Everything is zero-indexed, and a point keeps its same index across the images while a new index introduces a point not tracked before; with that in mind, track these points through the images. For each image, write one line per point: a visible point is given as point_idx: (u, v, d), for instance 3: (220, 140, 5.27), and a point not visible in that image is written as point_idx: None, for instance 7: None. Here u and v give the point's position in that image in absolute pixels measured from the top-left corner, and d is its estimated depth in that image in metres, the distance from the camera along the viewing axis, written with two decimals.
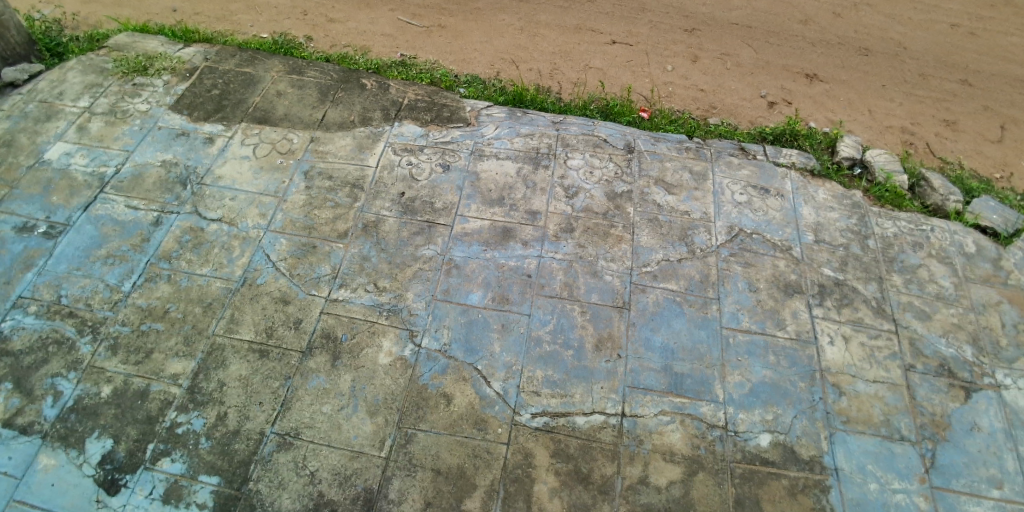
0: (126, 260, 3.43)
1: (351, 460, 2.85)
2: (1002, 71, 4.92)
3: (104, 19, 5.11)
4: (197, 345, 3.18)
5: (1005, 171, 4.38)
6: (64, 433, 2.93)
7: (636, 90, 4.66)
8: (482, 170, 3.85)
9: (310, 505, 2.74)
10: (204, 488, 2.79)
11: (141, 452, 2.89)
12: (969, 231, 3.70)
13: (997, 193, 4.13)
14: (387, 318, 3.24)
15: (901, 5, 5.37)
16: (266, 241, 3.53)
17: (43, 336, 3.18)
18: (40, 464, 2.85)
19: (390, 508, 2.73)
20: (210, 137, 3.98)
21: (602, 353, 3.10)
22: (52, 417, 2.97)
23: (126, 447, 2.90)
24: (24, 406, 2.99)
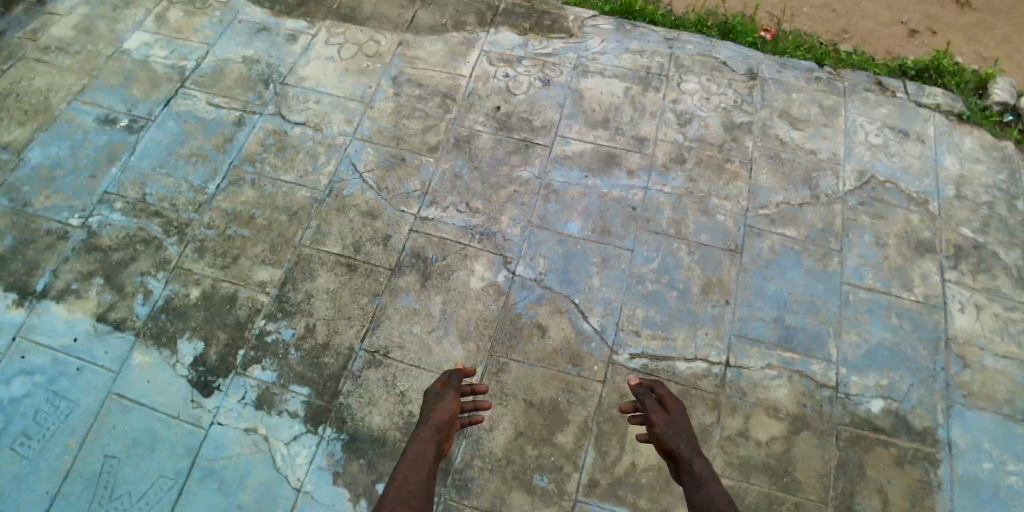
0: (210, 161, 3.33)
1: None
2: None
3: None
4: (284, 254, 3.11)
5: None
6: (156, 333, 2.96)
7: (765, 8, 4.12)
8: (585, 87, 3.55)
9: (402, 422, 2.75)
10: (295, 398, 2.82)
11: (232, 358, 2.91)
12: None
13: None
14: (479, 241, 3.11)
15: None
16: (352, 150, 3.35)
17: (131, 234, 3.17)
18: (135, 360, 2.90)
19: (481, 435, 2.71)
20: (293, 34, 3.72)
21: (709, 297, 2.98)
22: (144, 315, 2.99)
23: (216, 352, 2.92)
24: (116, 302, 3.02)
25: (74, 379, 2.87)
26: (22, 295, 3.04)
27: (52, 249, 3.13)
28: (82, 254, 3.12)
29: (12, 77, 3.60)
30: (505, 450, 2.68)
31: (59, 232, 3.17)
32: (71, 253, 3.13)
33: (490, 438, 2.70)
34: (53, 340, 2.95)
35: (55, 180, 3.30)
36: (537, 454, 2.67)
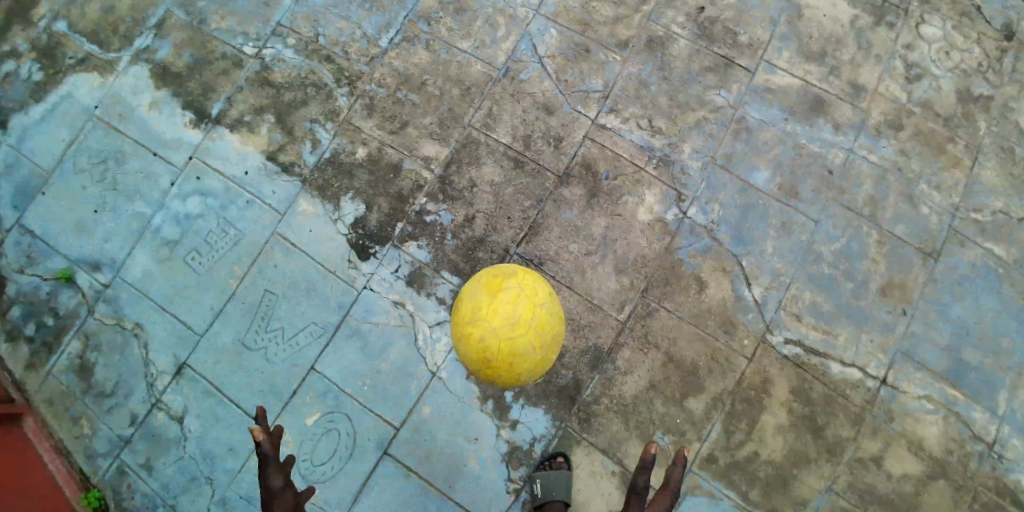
0: (385, 10, 3.18)
1: (587, 311, 2.81)
2: None
3: None
4: (451, 132, 3.04)
5: None
6: (322, 185, 3.02)
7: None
8: (806, 2, 3.04)
9: None
10: (445, 285, 2.89)
11: (390, 229, 2.95)
12: None
13: None
14: (655, 167, 2.94)
15: None
16: (535, 27, 3.11)
17: (303, 75, 3.14)
18: (301, 208, 3.00)
19: (615, 374, 2.75)
20: None
21: (885, 299, 2.78)
22: (312, 163, 3.05)
23: (376, 219, 2.96)
24: (286, 144, 3.08)
25: (243, 211, 3.02)
26: (200, 117, 3.14)
27: (229, 76, 3.16)
28: (255, 86, 3.14)
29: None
30: (634, 397, 2.73)
31: (234, 59, 3.18)
32: (245, 83, 3.15)
33: (624, 379, 2.74)
34: (225, 169, 3.07)
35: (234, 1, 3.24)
36: (664, 411, 2.71)
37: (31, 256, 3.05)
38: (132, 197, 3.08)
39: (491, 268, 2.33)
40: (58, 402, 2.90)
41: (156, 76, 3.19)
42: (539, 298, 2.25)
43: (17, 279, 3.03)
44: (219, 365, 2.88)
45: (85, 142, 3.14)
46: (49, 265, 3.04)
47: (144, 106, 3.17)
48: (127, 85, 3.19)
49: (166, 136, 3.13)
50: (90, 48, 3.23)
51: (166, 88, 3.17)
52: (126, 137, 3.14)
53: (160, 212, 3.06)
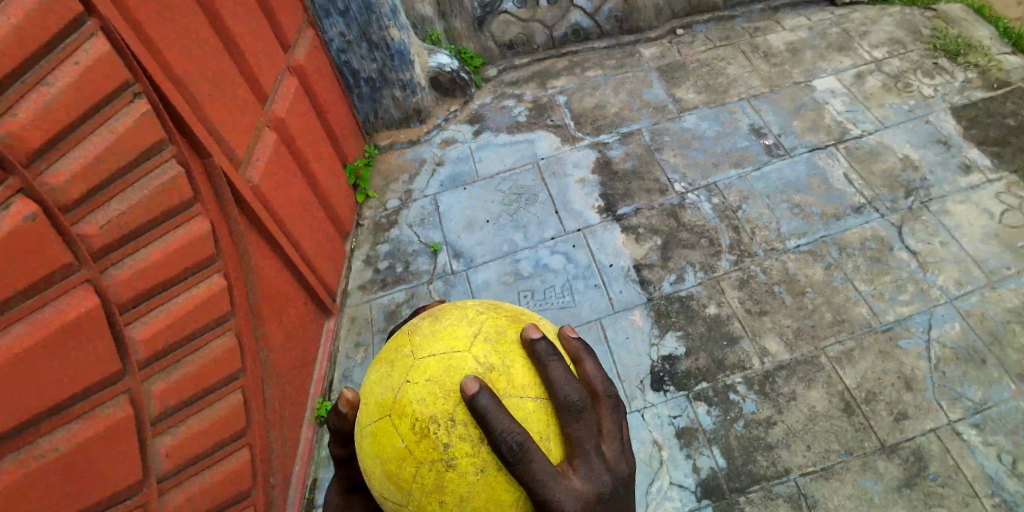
0: (809, 223, 3.63)
1: None
2: None
3: None
4: (802, 345, 3.25)
5: None
6: (660, 311, 3.47)
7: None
8: None
9: None
10: (708, 458, 2.99)
11: (693, 381, 3.21)
12: None
13: None
14: (996, 507, 2.71)
15: None
16: (940, 312, 3.21)
17: (706, 228, 3.74)
18: (631, 315, 3.48)
19: None
20: (969, 164, 3.65)
21: None
22: (665, 291, 3.55)
23: (687, 365, 3.27)
24: (655, 265, 3.65)
25: (588, 289, 3.62)
26: (607, 208, 3.94)
27: (650, 195, 3.94)
28: (662, 212, 3.85)
29: (717, 54, 4.54)
30: None
31: (661, 188, 3.96)
32: (658, 207, 3.88)
33: None
34: (598, 252, 3.75)
35: (691, 147, 4.10)
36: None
37: (423, 221, 4.17)
38: (518, 228, 3.97)
39: (438, 326, 1.75)
40: (356, 323, 3.80)
41: (597, 164, 4.17)
42: (443, 374, 1.63)
43: (403, 229, 4.17)
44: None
45: (518, 176, 4.23)
46: (429, 234, 4.09)
47: (573, 178, 4.13)
48: (574, 158, 4.23)
49: (573, 205, 4.00)
50: (567, 122, 4.42)
51: (598, 176, 4.11)
52: (547, 189, 4.11)
53: (529, 251, 3.85)
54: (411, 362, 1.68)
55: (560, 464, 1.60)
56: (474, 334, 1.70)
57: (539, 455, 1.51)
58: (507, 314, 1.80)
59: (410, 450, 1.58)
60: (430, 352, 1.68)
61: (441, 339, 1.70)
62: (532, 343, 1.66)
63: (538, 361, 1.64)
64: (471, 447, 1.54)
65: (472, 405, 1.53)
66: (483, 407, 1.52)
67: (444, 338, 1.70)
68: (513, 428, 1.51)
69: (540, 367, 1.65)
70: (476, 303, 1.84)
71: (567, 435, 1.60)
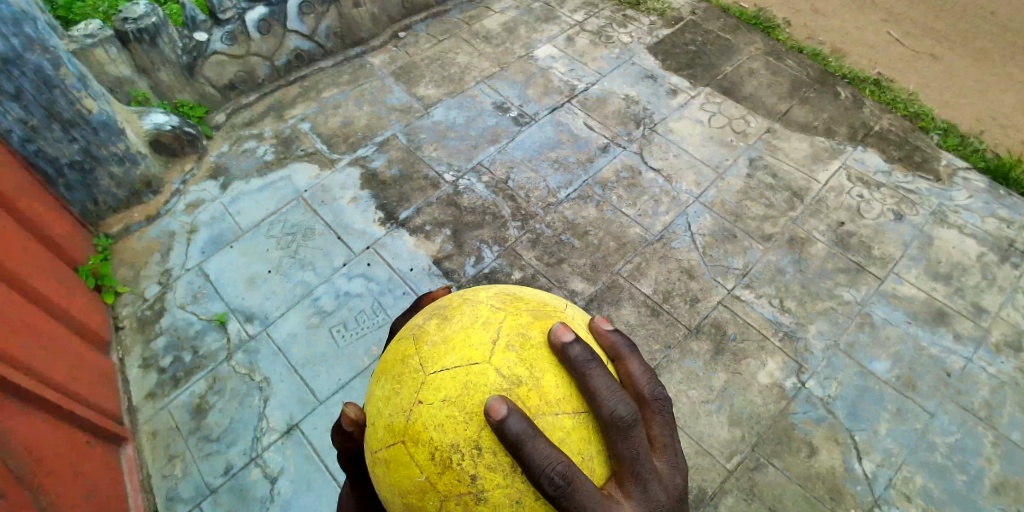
0: (569, 172, 3.97)
1: (696, 453, 2.94)
2: None
3: None
4: (601, 275, 3.52)
5: None
6: None
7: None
8: (937, 236, 3.53)
9: None
10: None
11: None
12: None
13: None
14: (780, 339, 3.24)
15: None
16: (692, 210, 3.73)
17: (485, 205, 3.84)
18: None
19: None
20: (674, 89, 4.33)
21: (999, 497, 2.79)
22: (470, 274, 3.56)
23: None
24: (453, 254, 3.64)
25: (398, 300, 3.50)
26: (388, 217, 3.81)
27: (424, 192, 3.92)
28: (441, 205, 3.85)
29: (444, 47, 4.76)
30: None
31: (434, 181, 3.97)
32: (435, 200, 3.88)
33: None
34: (394, 262, 3.63)
35: (448, 137, 4.20)
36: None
37: (196, 296, 3.57)
38: (305, 267, 3.65)
39: (453, 331, 1.58)
40: (160, 437, 3.14)
41: (363, 179, 4.00)
42: (465, 390, 1.48)
43: (175, 312, 3.52)
44: (325, 433, 3.11)
45: (284, 215, 3.86)
46: (210, 307, 3.53)
47: (344, 200, 3.91)
48: (337, 181, 4.00)
49: (354, 225, 3.80)
50: (320, 147, 4.18)
51: (368, 190, 3.95)
52: (321, 218, 3.84)
53: (325, 285, 3.57)
54: (424, 379, 1.52)
55: (606, 485, 1.48)
56: (494, 343, 1.53)
57: (584, 482, 1.38)
58: (529, 311, 1.64)
59: (433, 482, 1.44)
60: (444, 365, 1.52)
61: (454, 350, 1.53)
62: (563, 350, 1.51)
63: (575, 370, 1.50)
64: (504, 477, 1.41)
65: (502, 432, 1.39)
66: (517, 438, 1.38)
67: (458, 349, 1.54)
68: (552, 457, 1.37)
69: (576, 378, 1.50)
70: (489, 297, 1.67)
71: (612, 453, 1.48)
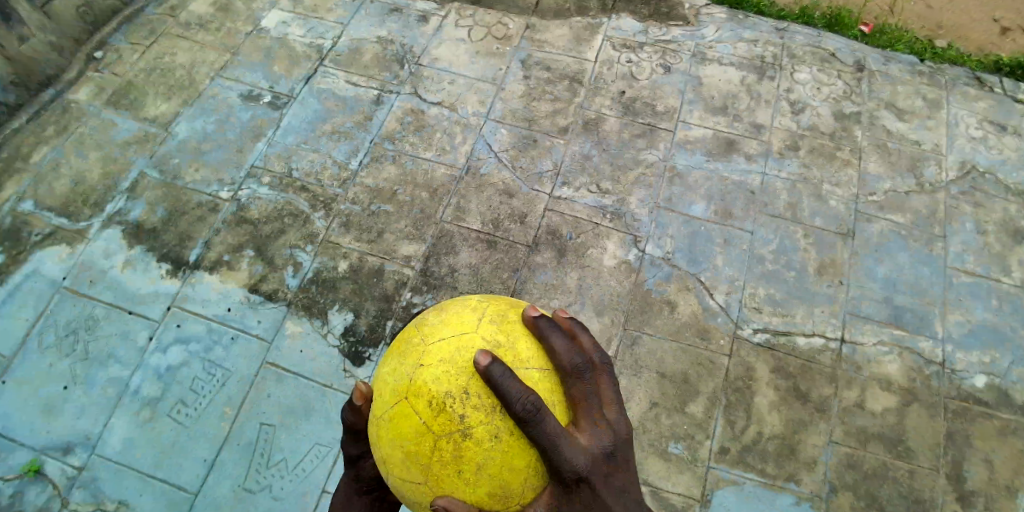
0: (352, 139, 3.59)
1: None
2: None
3: None
4: (426, 230, 3.34)
5: None
6: (307, 304, 3.19)
7: (873, 1, 4.35)
8: (703, 74, 3.79)
9: None
10: None
11: (381, 328, 3.12)
12: None
13: None
14: (611, 220, 3.34)
15: None
16: (487, 130, 3.59)
17: (278, 207, 3.43)
18: (287, 330, 3.14)
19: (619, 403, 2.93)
20: (424, 14, 3.97)
21: (824, 277, 3.21)
22: (295, 286, 3.24)
23: (366, 322, 3.14)
24: (267, 274, 3.27)
25: (230, 347, 3.11)
26: (176, 266, 3.30)
27: (205, 222, 3.41)
28: (231, 227, 3.39)
29: (156, 52, 3.95)
30: (641, 418, 2.91)
31: (210, 205, 3.46)
32: (221, 225, 3.40)
33: (628, 406, 2.93)
34: (207, 310, 3.19)
35: (204, 153, 3.60)
36: (671, 421, 2.92)
37: None
38: (106, 362, 3.10)
39: (457, 309, 1.63)
40: None
41: (128, 236, 3.39)
42: (457, 352, 1.49)
43: None
44: None
45: (51, 316, 3.20)
46: (12, 461, 2.92)
47: (116, 268, 3.31)
48: (97, 250, 3.35)
49: (141, 291, 3.25)
50: (58, 222, 3.42)
51: (139, 246, 3.36)
52: (99, 301, 3.23)
53: (139, 371, 3.08)
54: (424, 345, 1.55)
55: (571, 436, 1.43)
56: (484, 317, 1.57)
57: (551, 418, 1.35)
58: (510, 302, 1.68)
59: (426, 425, 1.43)
60: (442, 335, 1.55)
61: (451, 323, 1.57)
62: (539, 320, 1.54)
63: (548, 335, 1.51)
64: (485, 415, 1.39)
65: (486, 375, 1.38)
66: (496, 379, 1.36)
67: (454, 322, 1.58)
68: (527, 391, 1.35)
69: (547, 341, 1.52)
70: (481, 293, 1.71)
71: (576, 398, 1.46)
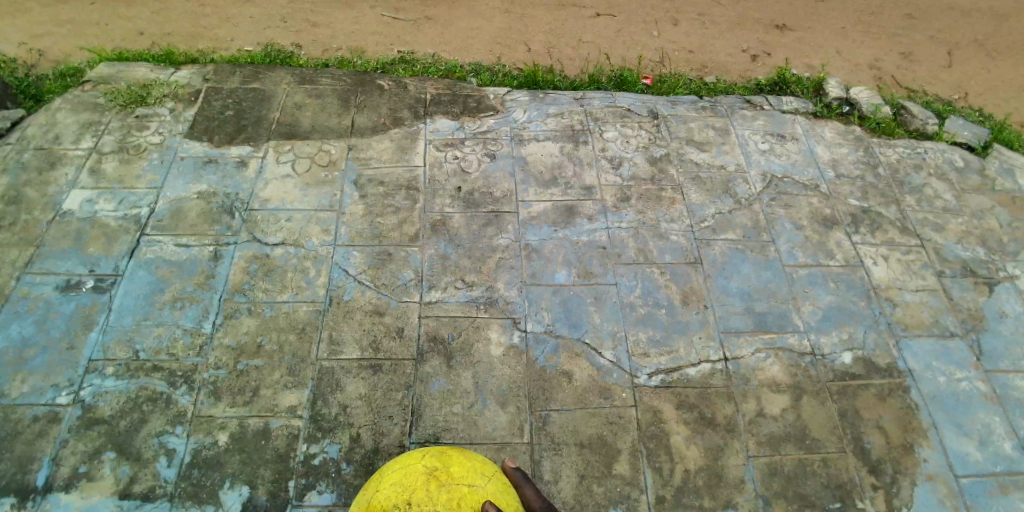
0: (198, 301, 3.23)
1: (497, 452, 2.92)
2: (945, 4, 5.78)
3: (70, 49, 4.80)
4: (305, 373, 3.06)
5: (961, 92, 5.15)
6: (193, 491, 2.70)
7: (646, 57, 5.14)
8: (527, 153, 4.05)
9: None
10: None
11: (284, 492, 2.72)
12: (953, 148, 4.37)
13: (960, 112, 4.86)
14: (486, 310, 3.35)
15: None
16: (338, 256, 3.48)
17: (133, 396, 2.91)
18: None
19: (549, 489, 2.83)
20: (241, 160, 3.85)
21: (690, 306, 3.43)
22: (173, 476, 2.73)
23: (265, 491, 2.72)
24: (138, 473, 2.72)
25: None
26: (22, 496, 2.63)
27: (46, 436, 2.79)
28: (81, 433, 2.80)
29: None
30: (576, 496, 2.83)
31: (49, 415, 2.84)
32: (68, 434, 2.80)
33: (558, 488, 2.84)
34: None
35: (25, 362, 2.99)
36: (604, 489, 2.85)
37: None
38: None
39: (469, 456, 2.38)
40: None
41: None
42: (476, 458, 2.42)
43: None
44: None
45: None
46: None
47: None
48: None
49: None
50: None
51: None
52: None
53: None
54: (459, 464, 2.31)
55: None
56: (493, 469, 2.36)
57: None
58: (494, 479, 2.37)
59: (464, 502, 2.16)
60: (468, 463, 2.32)
61: (472, 455, 2.40)
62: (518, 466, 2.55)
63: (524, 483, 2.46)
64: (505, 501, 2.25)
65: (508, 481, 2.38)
66: None
67: (475, 463, 2.35)
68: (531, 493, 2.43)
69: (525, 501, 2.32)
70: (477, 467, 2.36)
71: None
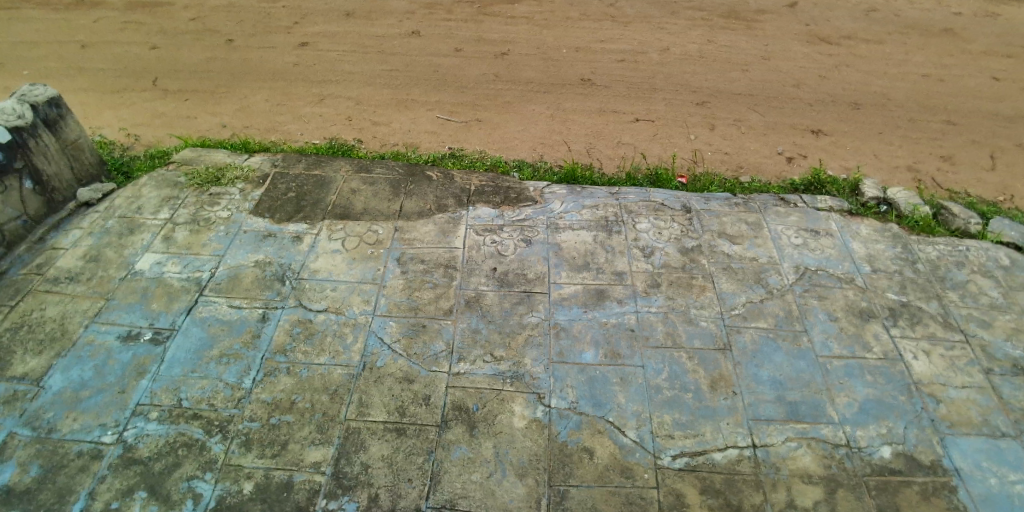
0: (242, 358, 3.47)
1: None
2: (982, 116, 5.92)
3: (162, 136, 5.54)
4: (332, 431, 3.19)
5: (1006, 194, 5.15)
6: None
7: (681, 157, 5.41)
8: (561, 241, 4.24)
9: None
10: None
11: None
12: (999, 246, 4.32)
13: (1006, 213, 4.84)
14: (511, 384, 3.41)
15: (875, 67, 6.54)
16: (375, 325, 3.68)
17: (170, 440, 3.13)
18: None
19: None
20: (297, 235, 4.22)
21: (718, 391, 3.38)
22: None
23: None
24: None
25: None
26: None
27: (86, 470, 3.01)
28: (119, 470, 3.02)
29: (23, 309, 3.72)
30: None
31: (92, 451, 3.08)
32: (107, 471, 3.02)
33: None
34: None
35: (81, 400, 3.28)
36: None
37: None
38: None
39: None
40: None
41: None
42: None
43: None
44: None
45: None
46: None
47: None
48: None
49: None
50: None
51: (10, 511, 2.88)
52: None
53: None
54: None
55: None
56: None
57: None
58: None
59: None
60: None
61: None
62: None
63: None
64: None
65: None
66: None
67: None
68: None
69: None
70: None
71: None
